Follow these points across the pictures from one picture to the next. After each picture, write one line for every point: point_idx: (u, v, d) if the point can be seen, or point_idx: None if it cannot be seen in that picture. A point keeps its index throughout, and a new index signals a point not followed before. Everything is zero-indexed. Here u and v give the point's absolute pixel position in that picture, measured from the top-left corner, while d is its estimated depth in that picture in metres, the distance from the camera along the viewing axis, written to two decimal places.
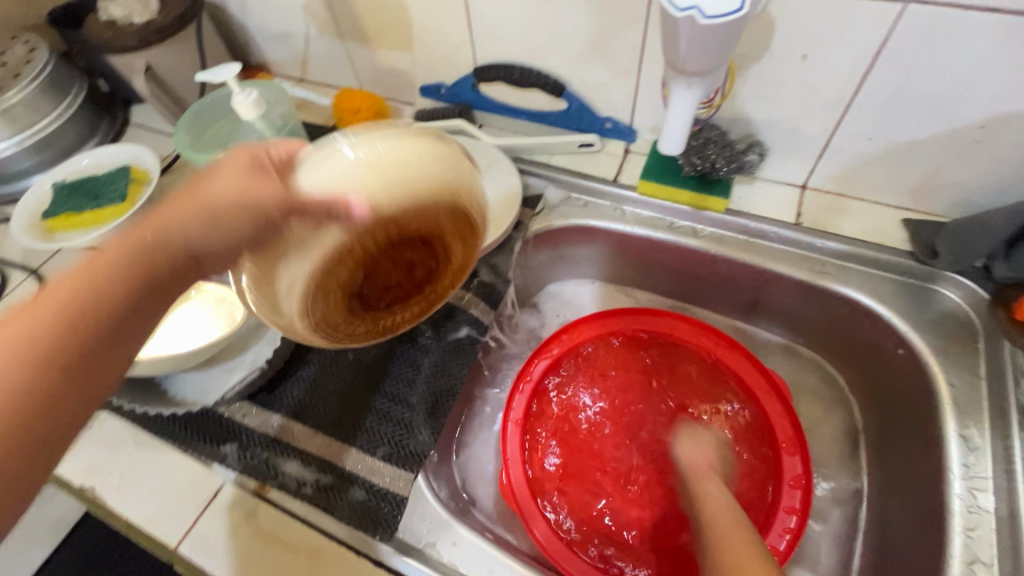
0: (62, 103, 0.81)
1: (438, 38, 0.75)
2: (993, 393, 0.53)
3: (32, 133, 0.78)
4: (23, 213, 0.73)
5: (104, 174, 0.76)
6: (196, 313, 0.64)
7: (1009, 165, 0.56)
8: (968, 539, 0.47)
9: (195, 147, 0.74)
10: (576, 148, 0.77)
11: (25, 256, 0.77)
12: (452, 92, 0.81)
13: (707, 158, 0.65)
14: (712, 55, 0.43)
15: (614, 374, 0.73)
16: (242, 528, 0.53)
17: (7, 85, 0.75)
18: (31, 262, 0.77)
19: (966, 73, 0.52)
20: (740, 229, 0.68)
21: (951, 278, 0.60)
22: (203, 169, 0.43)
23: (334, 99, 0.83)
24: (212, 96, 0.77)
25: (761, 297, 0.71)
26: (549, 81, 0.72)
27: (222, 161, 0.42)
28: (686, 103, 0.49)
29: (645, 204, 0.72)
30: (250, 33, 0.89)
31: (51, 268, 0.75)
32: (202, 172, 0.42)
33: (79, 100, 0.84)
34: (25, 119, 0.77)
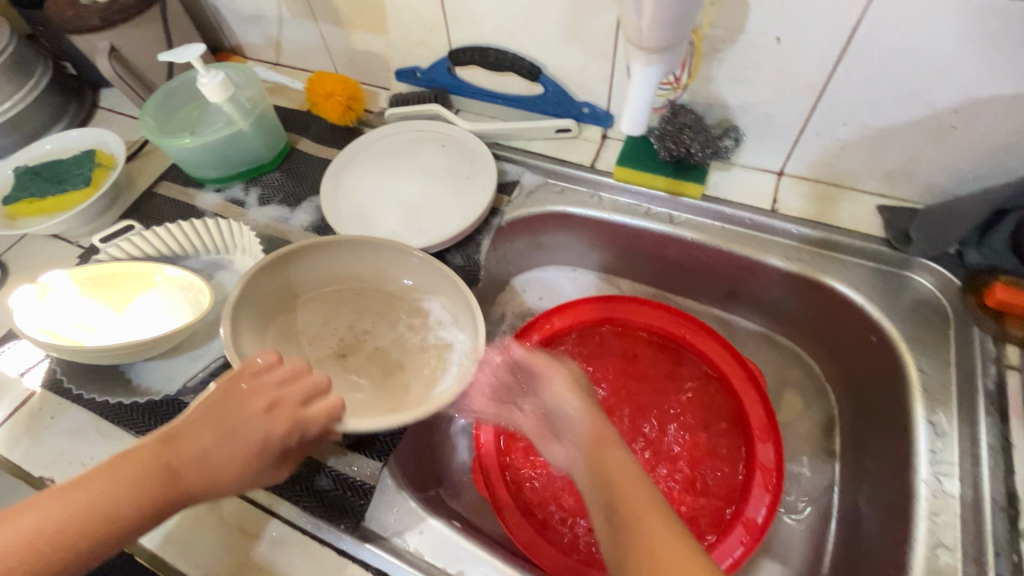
0: (25, 86, 0.78)
1: (412, 21, 0.73)
2: (962, 379, 0.53)
3: None
4: None
5: (69, 159, 0.74)
6: (163, 301, 0.62)
7: (983, 149, 0.56)
8: (933, 524, 0.47)
9: (163, 131, 0.72)
10: (553, 134, 0.76)
11: None
12: (428, 77, 0.79)
13: (682, 143, 0.65)
14: (672, 28, 0.42)
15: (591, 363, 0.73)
16: (204, 518, 0.52)
17: None
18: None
19: (941, 56, 0.51)
20: (716, 216, 0.68)
21: (925, 265, 0.60)
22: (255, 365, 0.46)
23: (308, 83, 0.81)
24: (180, 79, 0.75)
25: (739, 285, 0.71)
26: (525, 64, 0.70)
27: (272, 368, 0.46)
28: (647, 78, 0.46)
29: (622, 190, 0.71)
30: (222, 15, 0.87)
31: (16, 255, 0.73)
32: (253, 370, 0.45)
33: (45, 83, 0.81)
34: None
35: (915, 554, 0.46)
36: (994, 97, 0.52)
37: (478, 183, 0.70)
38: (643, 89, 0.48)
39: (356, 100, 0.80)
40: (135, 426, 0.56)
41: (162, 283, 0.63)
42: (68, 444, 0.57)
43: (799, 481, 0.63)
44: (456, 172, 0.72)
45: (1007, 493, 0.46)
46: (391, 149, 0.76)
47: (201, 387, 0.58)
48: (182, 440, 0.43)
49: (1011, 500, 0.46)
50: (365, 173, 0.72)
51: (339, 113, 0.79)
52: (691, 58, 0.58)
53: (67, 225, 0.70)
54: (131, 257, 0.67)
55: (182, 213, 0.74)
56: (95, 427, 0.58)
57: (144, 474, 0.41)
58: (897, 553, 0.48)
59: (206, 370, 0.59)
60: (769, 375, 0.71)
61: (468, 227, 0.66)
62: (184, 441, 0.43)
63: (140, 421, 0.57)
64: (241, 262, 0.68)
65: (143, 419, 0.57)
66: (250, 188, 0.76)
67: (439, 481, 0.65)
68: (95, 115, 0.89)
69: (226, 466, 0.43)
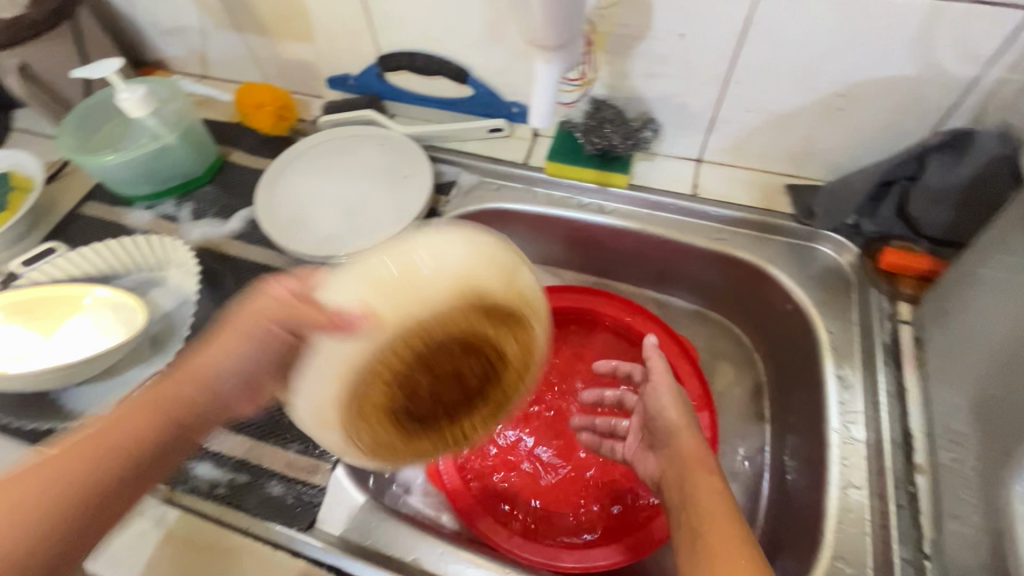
0: None
1: (338, 29, 0.74)
2: (864, 336, 0.59)
3: None
4: None
5: None
6: (94, 324, 0.60)
7: (868, 128, 0.62)
8: (843, 467, 0.52)
9: (83, 149, 0.70)
10: (486, 134, 0.78)
11: None
12: (359, 83, 0.80)
13: (605, 136, 0.69)
14: (564, 25, 0.45)
15: None
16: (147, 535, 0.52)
17: None
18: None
19: (823, 46, 0.56)
20: (643, 204, 0.72)
21: (830, 237, 0.65)
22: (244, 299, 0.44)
23: (236, 94, 0.80)
24: (99, 95, 0.73)
25: (669, 267, 0.75)
26: (452, 67, 0.72)
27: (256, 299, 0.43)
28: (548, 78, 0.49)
29: (555, 184, 0.74)
30: (142, 29, 0.85)
31: None
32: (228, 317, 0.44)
33: None
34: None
35: (831, 496, 0.51)
36: (871, 81, 0.58)
37: (416, 182, 0.72)
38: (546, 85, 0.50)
39: (287, 110, 0.80)
40: None
41: (92, 304, 0.61)
42: None
43: (735, 445, 0.68)
44: (394, 171, 0.73)
45: (903, 433, 0.52)
46: (329, 153, 0.76)
47: None
48: (153, 402, 0.40)
49: (907, 438, 0.51)
50: (302, 180, 0.72)
51: (271, 123, 0.79)
52: (591, 53, 0.63)
53: None
54: (55, 280, 0.65)
55: (110, 232, 0.72)
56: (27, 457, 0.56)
57: (154, 425, 0.40)
58: (816, 496, 0.53)
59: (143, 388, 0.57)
60: (703, 350, 0.75)
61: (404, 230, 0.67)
62: (174, 387, 0.41)
63: None
64: (175, 276, 0.66)
65: None
66: (182, 202, 0.75)
67: (397, 483, 0.65)
68: (9, 137, 0.85)
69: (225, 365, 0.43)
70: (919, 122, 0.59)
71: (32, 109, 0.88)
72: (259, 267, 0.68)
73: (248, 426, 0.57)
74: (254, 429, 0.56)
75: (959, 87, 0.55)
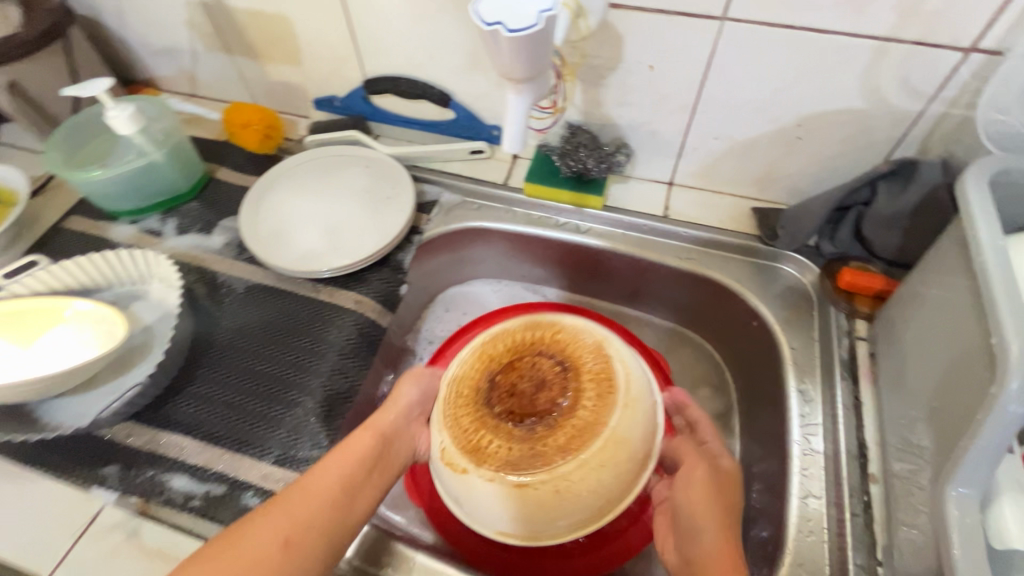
0: None
1: (324, 53, 0.76)
2: (823, 351, 0.62)
3: None
4: None
5: None
6: (73, 336, 0.61)
7: (824, 157, 0.65)
8: (802, 478, 0.54)
9: (70, 164, 0.71)
10: (468, 155, 0.81)
11: None
12: (346, 105, 0.82)
13: (580, 160, 0.72)
14: (529, 65, 0.49)
15: None
16: (123, 548, 0.52)
17: None
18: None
19: (778, 82, 0.60)
20: (617, 223, 0.75)
21: (792, 257, 0.69)
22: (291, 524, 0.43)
23: (226, 113, 0.82)
24: (88, 114, 0.74)
25: (642, 285, 0.78)
26: (434, 91, 0.75)
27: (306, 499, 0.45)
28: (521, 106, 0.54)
29: (533, 205, 0.77)
30: (132, 48, 0.87)
31: None
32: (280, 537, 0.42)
33: None
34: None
35: (790, 505, 0.53)
36: (825, 114, 0.61)
37: (397, 204, 0.74)
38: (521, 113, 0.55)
39: (274, 129, 0.82)
40: (50, 465, 0.56)
41: (76, 322, 0.62)
42: None
43: None
44: (376, 193, 0.75)
45: (858, 443, 0.55)
46: (313, 174, 0.78)
47: (118, 418, 0.58)
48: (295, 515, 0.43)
49: (861, 449, 0.54)
50: (286, 199, 0.75)
51: (257, 142, 0.81)
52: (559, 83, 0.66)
53: None
54: (36, 293, 0.65)
55: (96, 246, 0.73)
56: None
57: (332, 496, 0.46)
58: (779, 508, 0.55)
59: (122, 401, 0.57)
60: (679, 366, 0.78)
61: (383, 250, 0.70)
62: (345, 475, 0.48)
63: (58, 460, 0.56)
64: (157, 291, 0.67)
65: (61, 457, 0.56)
66: (167, 218, 0.76)
67: None
68: None
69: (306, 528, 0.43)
70: (873, 151, 0.63)
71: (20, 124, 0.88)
72: (242, 282, 0.70)
73: (222, 439, 0.57)
74: (229, 441, 0.57)
75: (906, 119, 0.59)
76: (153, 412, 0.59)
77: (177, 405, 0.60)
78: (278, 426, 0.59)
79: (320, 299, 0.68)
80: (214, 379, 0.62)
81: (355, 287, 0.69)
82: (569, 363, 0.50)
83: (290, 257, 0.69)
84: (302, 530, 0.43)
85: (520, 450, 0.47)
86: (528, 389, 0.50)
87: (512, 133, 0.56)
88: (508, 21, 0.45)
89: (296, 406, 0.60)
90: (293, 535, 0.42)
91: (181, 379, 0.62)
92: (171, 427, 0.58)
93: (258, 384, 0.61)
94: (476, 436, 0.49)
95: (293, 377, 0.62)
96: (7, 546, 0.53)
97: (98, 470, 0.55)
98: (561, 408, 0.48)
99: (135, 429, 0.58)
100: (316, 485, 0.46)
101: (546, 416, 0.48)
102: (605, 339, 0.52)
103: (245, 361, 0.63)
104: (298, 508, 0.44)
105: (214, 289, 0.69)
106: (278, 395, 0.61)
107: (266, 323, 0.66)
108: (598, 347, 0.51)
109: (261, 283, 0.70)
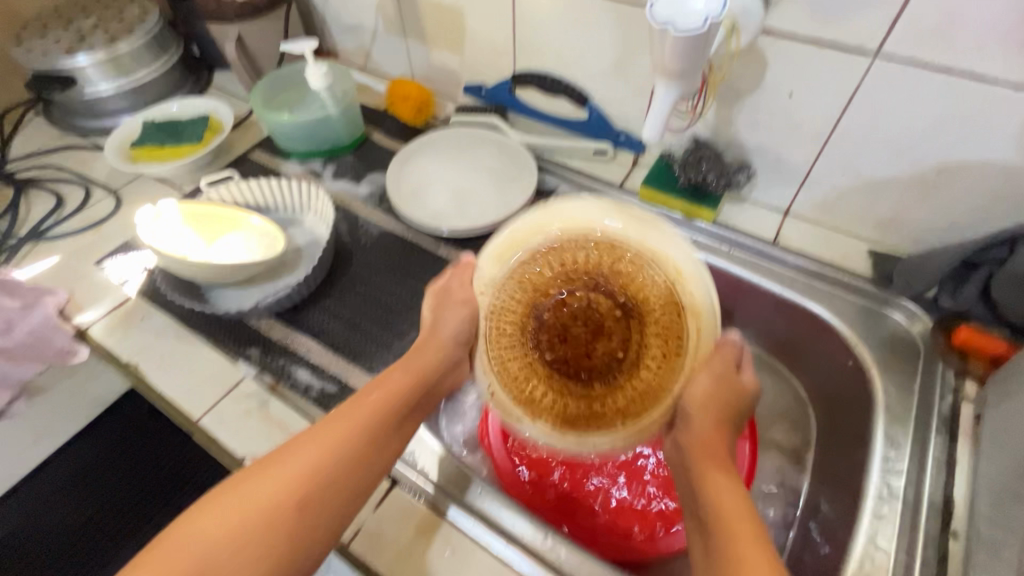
0: (160, 58, 0.95)
1: (484, 45, 0.86)
2: (921, 403, 0.60)
3: (132, 79, 0.92)
4: (115, 139, 0.86)
5: (187, 119, 0.89)
6: (242, 242, 0.74)
7: (960, 209, 0.63)
8: (875, 519, 0.53)
9: (267, 107, 0.86)
10: (591, 155, 0.87)
11: (108, 177, 0.89)
12: (492, 93, 0.92)
13: (700, 172, 0.75)
14: (684, 66, 0.55)
15: None
16: (253, 413, 0.62)
17: (122, 36, 0.89)
18: (111, 183, 0.88)
19: (923, 124, 0.60)
20: (723, 240, 0.77)
21: (903, 304, 0.67)
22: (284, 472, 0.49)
23: (390, 86, 0.95)
24: (288, 70, 0.90)
25: (737, 306, 0.79)
26: (574, 91, 0.82)
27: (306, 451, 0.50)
28: (665, 102, 0.59)
29: (644, 209, 0.81)
30: (327, 22, 1.02)
31: (128, 190, 0.86)
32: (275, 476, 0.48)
33: (175, 59, 0.97)
34: (129, 68, 0.91)
35: (856, 542, 0.53)
36: (969, 163, 0.60)
37: (521, 185, 0.82)
38: (663, 109, 0.60)
39: (427, 105, 0.93)
40: (210, 335, 0.68)
41: (247, 231, 0.75)
42: (152, 341, 0.68)
43: (765, 486, 0.70)
44: (504, 173, 0.84)
45: (942, 499, 0.53)
46: (453, 148, 0.87)
47: (266, 312, 0.69)
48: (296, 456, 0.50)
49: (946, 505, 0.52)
50: (426, 165, 0.85)
51: (411, 114, 0.93)
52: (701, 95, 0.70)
53: (177, 171, 0.84)
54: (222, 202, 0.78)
55: (270, 176, 0.87)
56: (173, 331, 0.69)
57: (326, 459, 0.50)
58: (844, 542, 0.55)
59: (274, 298, 0.68)
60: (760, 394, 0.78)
61: (501, 223, 0.78)
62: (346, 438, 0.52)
63: (217, 333, 0.68)
64: (311, 221, 0.80)
65: (219, 331, 0.68)
66: (327, 163, 0.89)
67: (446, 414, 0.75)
68: (207, 90, 1.04)
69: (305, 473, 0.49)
70: (1017, 211, 0.60)
71: (228, 72, 1.07)
72: (377, 227, 0.80)
73: (342, 349, 0.67)
74: (347, 352, 0.67)
75: None
76: (293, 315, 0.70)
77: (311, 314, 0.71)
78: (387, 349, 0.68)
79: (438, 254, 0.77)
80: (342, 300, 0.72)
81: (470, 249, 0.77)
82: (631, 335, 0.62)
83: (423, 214, 0.79)
84: (311, 481, 0.49)
85: (576, 404, 0.61)
86: (583, 334, 0.64)
87: (650, 127, 0.61)
88: (677, 22, 0.51)
89: (405, 337, 0.69)
90: (307, 483, 0.48)
91: (318, 294, 0.73)
92: (304, 330, 0.69)
93: (376, 312, 0.71)
94: (534, 381, 0.63)
95: (406, 313, 0.71)
96: (166, 388, 0.64)
97: (245, 348, 0.66)
98: (619, 370, 0.62)
99: (277, 324, 0.69)
100: (340, 426, 0.52)
101: (611, 380, 0.62)
102: (677, 280, 0.61)
103: (370, 291, 0.73)
104: (295, 463, 0.49)
105: (354, 228, 0.81)
106: (392, 324, 0.70)
107: (392, 264, 0.76)
108: (669, 296, 0.61)
109: (392, 231, 0.80)
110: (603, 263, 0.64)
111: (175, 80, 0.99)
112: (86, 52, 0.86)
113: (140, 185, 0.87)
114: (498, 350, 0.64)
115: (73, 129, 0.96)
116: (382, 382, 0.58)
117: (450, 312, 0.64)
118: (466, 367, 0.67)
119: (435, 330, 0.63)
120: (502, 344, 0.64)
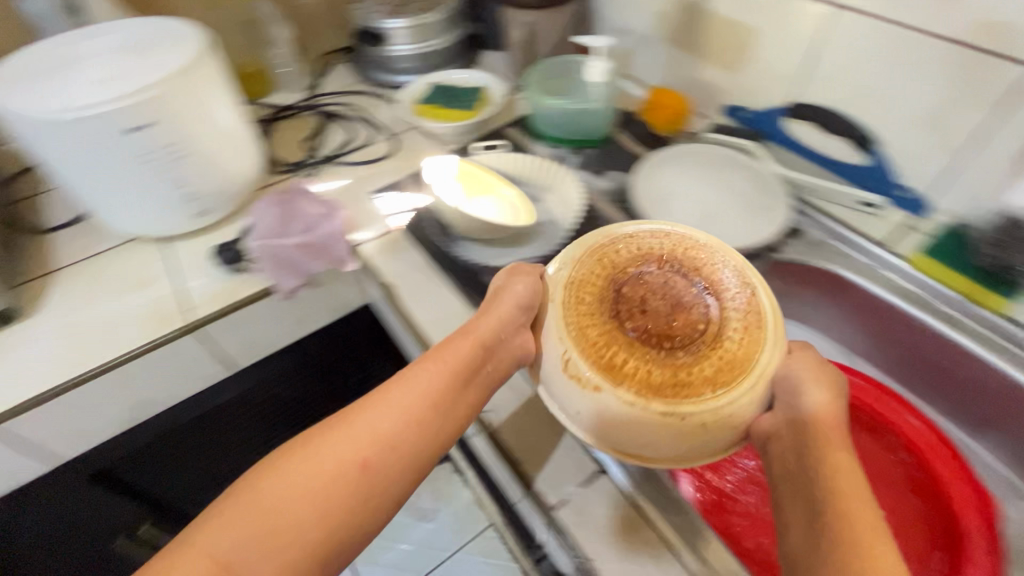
0: (452, 33, 1.08)
1: (767, 62, 0.83)
2: None
3: (426, 46, 1.05)
4: (410, 95, 0.99)
5: (465, 88, 1.01)
6: (487, 203, 0.80)
7: None
8: None
9: (539, 89, 0.94)
10: (858, 205, 0.79)
11: (392, 123, 1.03)
12: (755, 117, 0.88)
13: (1014, 255, 0.64)
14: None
15: (873, 441, 0.69)
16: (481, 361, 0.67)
17: (432, 10, 1.03)
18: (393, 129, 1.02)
19: None
20: (1009, 337, 0.66)
21: None
22: (330, 432, 0.46)
23: (650, 93, 0.97)
24: (564, 57, 0.96)
25: (1005, 416, 0.67)
26: (860, 130, 0.76)
27: (371, 416, 0.47)
28: (1006, 182, 0.66)
29: (911, 276, 0.72)
30: (600, 19, 1.08)
31: (405, 138, 0.99)
32: (323, 437, 0.45)
33: (462, 33, 1.10)
34: (427, 35, 1.04)
35: None
36: None
37: (770, 217, 0.78)
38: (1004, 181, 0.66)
39: (681, 116, 0.93)
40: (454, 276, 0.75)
41: (495, 199, 0.81)
42: (410, 268, 0.77)
43: None
44: (756, 201, 0.80)
45: None
46: (702, 162, 0.86)
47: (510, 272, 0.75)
48: (348, 416, 0.47)
49: None
50: (670, 175, 0.85)
51: (665, 121, 0.93)
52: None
53: (449, 126, 0.94)
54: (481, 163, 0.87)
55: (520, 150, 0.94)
56: (423, 269, 0.77)
57: (371, 440, 0.46)
58: None
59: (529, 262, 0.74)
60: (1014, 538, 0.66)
61: (744, 248, 0.75)
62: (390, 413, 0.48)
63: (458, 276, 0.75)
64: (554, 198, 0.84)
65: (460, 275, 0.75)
66: (573, 150, 0.93)
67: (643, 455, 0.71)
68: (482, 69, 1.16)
69: (367, 436, 0.46)
70: None
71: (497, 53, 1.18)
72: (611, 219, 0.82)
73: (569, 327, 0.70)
74: None
75: None
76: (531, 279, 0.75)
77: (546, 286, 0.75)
78: None
79: None
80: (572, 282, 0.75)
81: None
82: (711, 317, 0.50)
83: (663, 219, 0.80)
84: (369, 452, 0.45)
85: (651, 382, 0.47)
86: (662, 307, 0.51)
87: (969, 197, 0.71)
88: None
89: None
90: (345, 463, 0.44)
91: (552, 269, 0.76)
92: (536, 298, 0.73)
93: None
94: (614, 350, 0.49)
95: None
96: (418, 313, 0.72)
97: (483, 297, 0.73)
98: (703, 342, 0.49)
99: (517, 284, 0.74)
100: (412, 392, 0.49)
101: (694, 349, 0.49)
102: (745, 267, 0.54)
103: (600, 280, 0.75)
104: (360, 429, 0.46)
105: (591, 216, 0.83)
106: None
107: None
108: (751, 303, 0.51)
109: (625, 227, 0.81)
110: (673, 251, 0.56)
111: (459, 52, 1.11)
112: (401, 17, 1.01)
113: (417, 137, 0.99)
114: (573, 307, 0.52)
115: (369, 78, 1.13)
116: (443, 348, 0.53)
117: (517, 284, 0.57)
118: (526, 335, 0.55)
119: (501, 298, 0.56)
120: (579, 309, 0.51)
